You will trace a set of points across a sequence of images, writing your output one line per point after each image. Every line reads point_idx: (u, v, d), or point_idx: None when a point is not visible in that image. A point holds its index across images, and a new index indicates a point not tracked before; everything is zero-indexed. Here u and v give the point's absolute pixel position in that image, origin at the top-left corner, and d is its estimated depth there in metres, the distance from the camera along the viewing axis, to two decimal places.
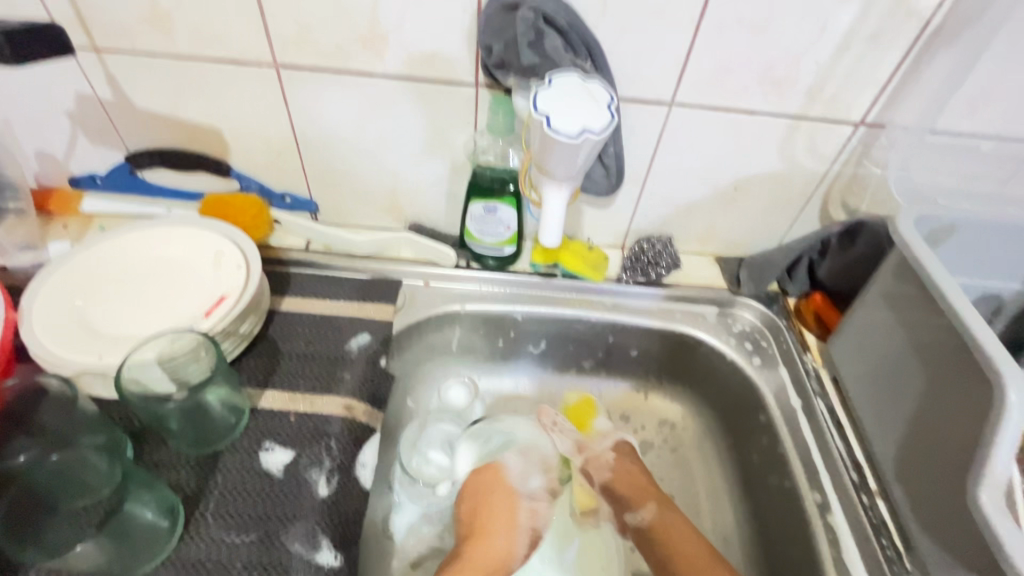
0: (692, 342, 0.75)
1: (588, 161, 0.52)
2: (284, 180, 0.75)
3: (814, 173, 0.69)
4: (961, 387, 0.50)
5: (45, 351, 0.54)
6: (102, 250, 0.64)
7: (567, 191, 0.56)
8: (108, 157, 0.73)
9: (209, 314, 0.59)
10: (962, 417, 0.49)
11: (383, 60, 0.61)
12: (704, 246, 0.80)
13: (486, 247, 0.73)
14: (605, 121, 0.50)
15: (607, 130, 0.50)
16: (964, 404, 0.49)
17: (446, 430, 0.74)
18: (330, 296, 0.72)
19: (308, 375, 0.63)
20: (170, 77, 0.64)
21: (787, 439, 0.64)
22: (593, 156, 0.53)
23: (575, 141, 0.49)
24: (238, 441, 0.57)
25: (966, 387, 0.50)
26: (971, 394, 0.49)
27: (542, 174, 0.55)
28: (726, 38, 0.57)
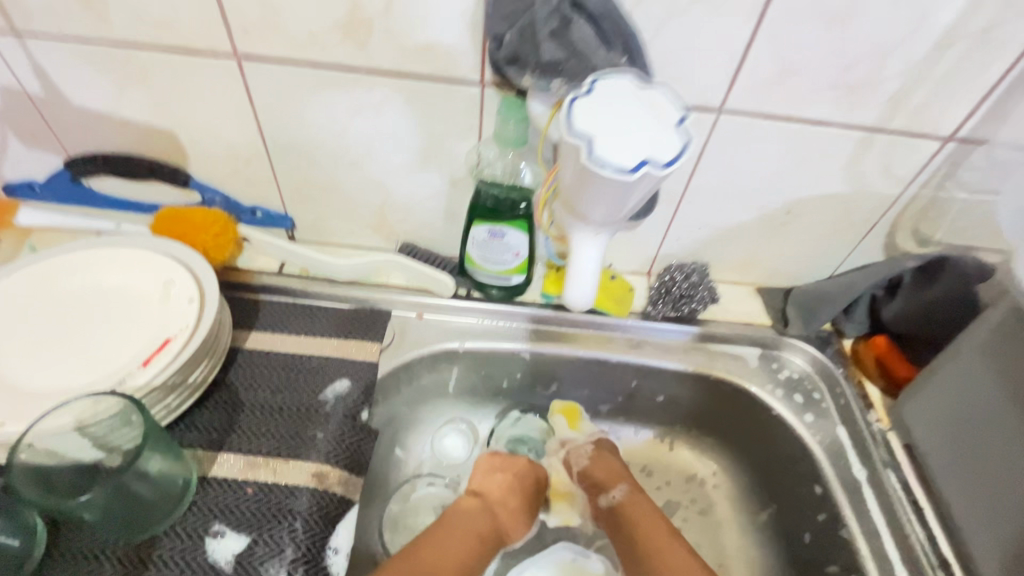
0: (730, 390, 0.64)
1: (638, 201, 0.41)
2: (254, 193, 0.64)
3: (884, 196, 0.58)
4: None
5: None
6: (25, 281, 0.53)
7: (604, 237, 0.45)
8: (46, 162, 0.62)
9: (147, 364, 0.48)
10: None
11: (367, 53, 0.49)
12: (744, 275, 0.69)
13: (490, 276, 0.61)
14: (673, 150, 0.38)
15: (675, 164, 0.38)
16: None
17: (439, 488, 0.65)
18: (304, 330, 0.61)
19: (272, 434, 0.52)
20: (110, 69, 0.52)
21: (851, 520, 0.54)
22: (645, 196, 0.41)
23: (630, 176, 0.37)
24: (181, 524, 0.46)
25: None
26: None
27: (575, 215, 0.43)
28: (797, 33, 0.45)
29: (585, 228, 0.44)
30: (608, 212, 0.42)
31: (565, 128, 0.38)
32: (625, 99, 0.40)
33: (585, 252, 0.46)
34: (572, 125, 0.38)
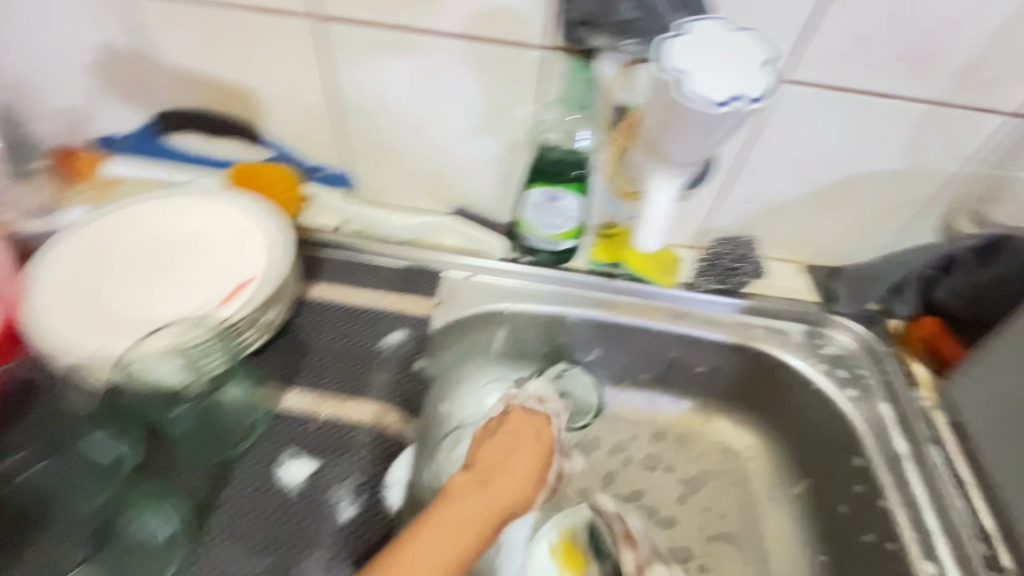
0: (772, 364, 0.65)
1: (719, 141, 0.41)
2: (320, 153, 0.67)
3: (943, 174, 0.57)
4: None
5: (55, 338, 0.48)
6: (114, 220, 0.57)
7: (679, 180, 0.45)
8: (132, 118, 0.66)
9: (228, 301, 0.52)
10: None
11: (440, 14, 0.52)
12: (791, 252, 0.69)
13: (542, 239, 0.64)
14: (761, 87, 0.38)
15: (762, 101, 0.38)
16: None
17: None
18: (362, 284, 0.64)
19: (334, 375, 0.56)
20: (200, 28, 0.56)
21: (892, 492, 0.54)
22: (726, 137, 0.41)
23: (716, 108, 0.38)
24: (253, 448, 0.50)
25: None
26: None
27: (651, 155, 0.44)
28: (868, 1, 0.46)
29: (662, 168, 0.44)
30: (689, 153, 0.42)
31: (657, 65, 0.39)
32: (717, 41, 0.40)
33: (661, 198, 0.45)
34: (666, 63, 0.39)
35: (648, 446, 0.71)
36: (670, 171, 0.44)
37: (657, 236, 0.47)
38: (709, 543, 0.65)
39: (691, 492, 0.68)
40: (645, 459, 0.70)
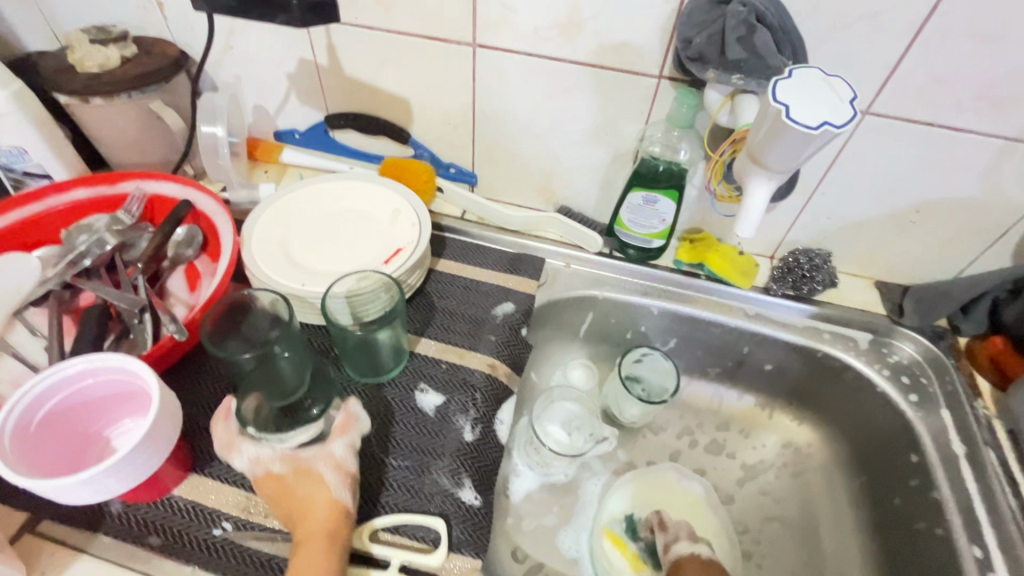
0: (837, 365, 0.71)
1: (813, 154, 0.49)
2: (453, 153, 0.81)
3: (1019, 204, 0.63)
4: None
5: (263, 276, 0.63)
6: (300, 194, 0.73)
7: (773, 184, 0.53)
8: (311, 117, 0.83)
9: (387, 262, 0.66)
10: None
11: (573, 46, 0.64)
12: (864, 269, 0.75)
13: (634, 237, 0.74)
14: (849, 116, 0.46)
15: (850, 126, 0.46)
16: None
17: (568, 409, 0.74)
18: (480, 262, 0.77)
19: (457, 331, 0.69)
20: (380, 50, 0.71)
21: (943, 484, 0.59)
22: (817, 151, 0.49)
23: (813, 131, 0.46)
24: (397, 378, 0.63)
25: None
26: None
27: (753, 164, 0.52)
28: (949, 49, 0.53)
29: (762, 173, 0.52)
30: (787, 165, 0.51)
31: (769, 97, 0.47)
32: (816, 80, 0.48)
33: (758, 197, 0.54)
34: (775, 95, 0.47)
35: (712, 432, 0.79)
36: (768, 175, 0.52)
37: (752, 230, 0.55)
38: (763, 521, 0.72)
39: (751, 476, 0.75)
40: (710, 443, 0.78)
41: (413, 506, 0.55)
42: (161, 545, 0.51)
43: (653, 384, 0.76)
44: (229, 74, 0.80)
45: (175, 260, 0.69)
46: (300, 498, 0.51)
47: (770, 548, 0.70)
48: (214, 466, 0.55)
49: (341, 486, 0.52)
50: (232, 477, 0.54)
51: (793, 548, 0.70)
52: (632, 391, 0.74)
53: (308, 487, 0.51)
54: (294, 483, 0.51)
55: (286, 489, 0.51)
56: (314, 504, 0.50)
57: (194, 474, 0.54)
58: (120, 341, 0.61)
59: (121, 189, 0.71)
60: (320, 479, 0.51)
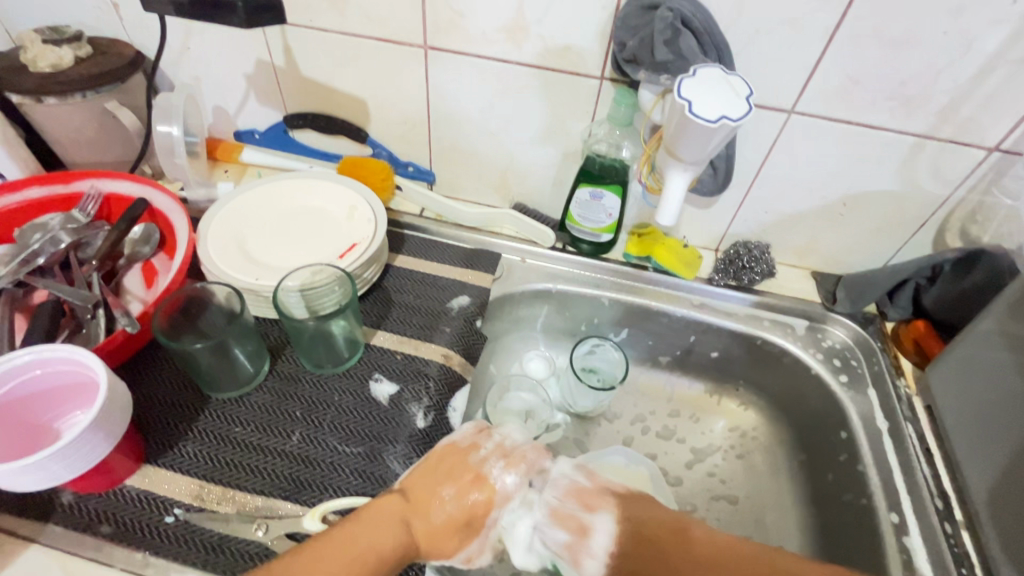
0: (776, 350, 0.75)
1: (719, 145, 0.54)
2: (411, 152, 0.84)
3: (934, 197, 0.68)
4: None
5: (217, 271, 0.64)
6: (258, 192, 0.75)
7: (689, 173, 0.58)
8: (270, 117, 0.85)
9: (343, 257, 0.68)
10: None
11: (520, 49, 0.67)
12: (802, 259, 0.80)
13: (585, 232, 0.78)
14: (745, 109, 0.51)
15: (745, 118, 0.51)
16: None
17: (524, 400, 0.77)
18: (437, 258, 0.79)
19: (412, 323, 0.71)
20: (336, 52, 0.73)
21: (868, 458, 0.64)
22: (724, 141, 0.54)
23: (713, 124, 0.50)
24: (352, 369, 0.65)
25: None
26: None
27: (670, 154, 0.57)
28: (860, 54, 0.58)
29: (678, 164, 0.57)
30: (699, 155, 0.55)
31: (673, 93, 0.51)
32: (716, 78, 0.52)
33: (675, 185, 0.58)
34: (680, 92, 0.51)
35: (664, 419, 0.82)
36: (683, 166, 0.56)
37: (672, 217, 0.59)
38: (711, 501, 0.75)
39: (700, 459, 0.78)
40: (661, 429, 0.81)
41: (365, 490, 0.56)
42: (111, 533, 0.52)
43: (608, 375, 0.79)
44: (187, 75, 0.81)
45: (133, 258, 0.70)
46: (438, 488, 0.50)
47: (716, 526, 0.73)
48: (167, 458, 0.56)
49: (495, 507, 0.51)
50: (189, 467, 0.56)
51: (737, 524, 0.73)
52: (586, 382, 0.76)
53: (454, 469, 0.51)
54: (468, 483, 0.51)
55: (448, 468, 0.51)
56: (450, 496, 0.50)
57: (148, 465, 0.55)
58: (74, 338, 0.61)
59: (77, 188, 0.72)
60: (470, 474, 0.51)
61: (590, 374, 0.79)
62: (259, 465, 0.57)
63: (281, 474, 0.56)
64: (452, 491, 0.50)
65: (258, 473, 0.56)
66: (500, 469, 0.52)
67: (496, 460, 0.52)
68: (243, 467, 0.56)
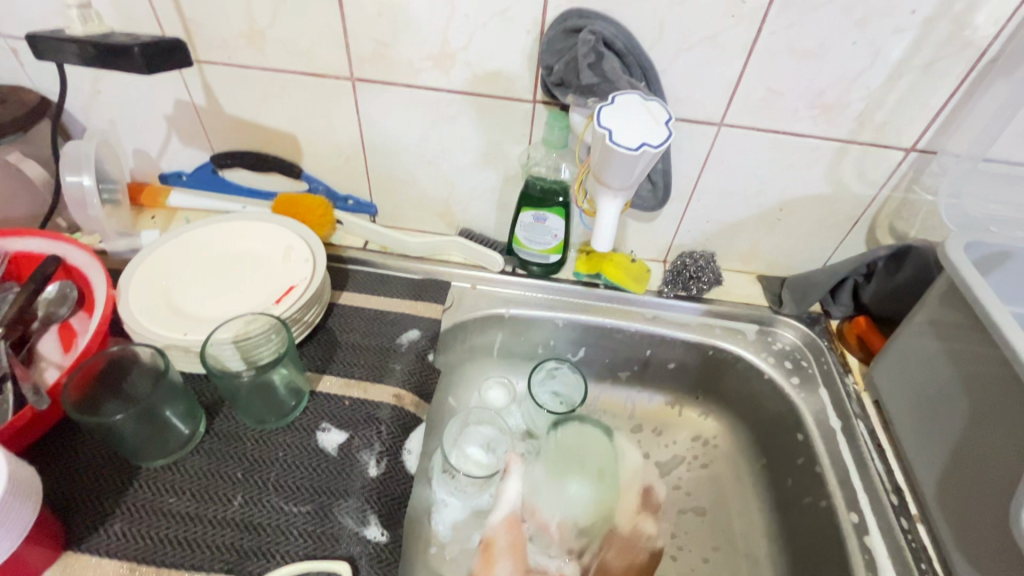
0: (729, 357, 0.76)
1: (644, 171, 0.53)
2: (350, 184, 0.81)
3: (862, 197, 0.70)
4: (1001, 434, 0.51)
5: (140, 329, 0.59)
6: (185, 239, 0.71)
7: (621, 200, 0.57)
8: (197, 158, 0.80)
9: (279, 301, 0.64)
10: (999, 459, 0.51)
11: (449, 76, 0.66)
12: (747, 264, 0.81)
13: (532, 254, 0.77)
14: (665, 136, 0.51)
15: (665, 145, 0.51)
16: (1006, 452, 0.50)
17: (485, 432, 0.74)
18: (384, 291, 0.76)
19: (361, 364, 0.67)
20: (259, 88, 0.70)
21: (824, 459, 0.65)
22: (648, 168, 0.54)
23: (633, 153, 0.50)
24: (298, 419, 0.61)
25: (1005, 433, 0.51)
26: (1010, 440, 0.50)
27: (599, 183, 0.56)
28: (777, 67, 0.59)
29: (608, 192, 0.56)
30: (626, 182, 0.55)
31: (594, 123, 0.52)
32: (635, 104, 0.53)
33: (607, 212, 0.58)
34: (599, 121, 0.51)
35: (628, 436, 0.81)
36: (613, 193, 0.56)
37: (607, 243, 0.59)
38: (678, 515, 0.74)
39: (666, 474, 0.78)
40: (626, 446, 0.80)
41: (316, 552, 0.53)
42: None
43: (572, 397, 0.77)
44: (101, 119, 0.76)
45: (48, 320, 0.64)
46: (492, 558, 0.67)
47: (686, 540, 0.73)
48: (91, 541, 0.51)
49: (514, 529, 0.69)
50: (117, 549, 0.51)
51: (706, 537, 0.73)
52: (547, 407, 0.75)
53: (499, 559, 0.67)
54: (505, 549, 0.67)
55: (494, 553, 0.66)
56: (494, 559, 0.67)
57: (70, 552, 0.50)
58: None
59: None
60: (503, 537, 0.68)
61: (556, 398, 0.77)
62: (197, 538, 0.52)
63: (222, 545, 0.52)
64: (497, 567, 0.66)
65: (196, 546, 0.52)
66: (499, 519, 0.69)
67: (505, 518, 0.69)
68: (180, 542, 0.52)
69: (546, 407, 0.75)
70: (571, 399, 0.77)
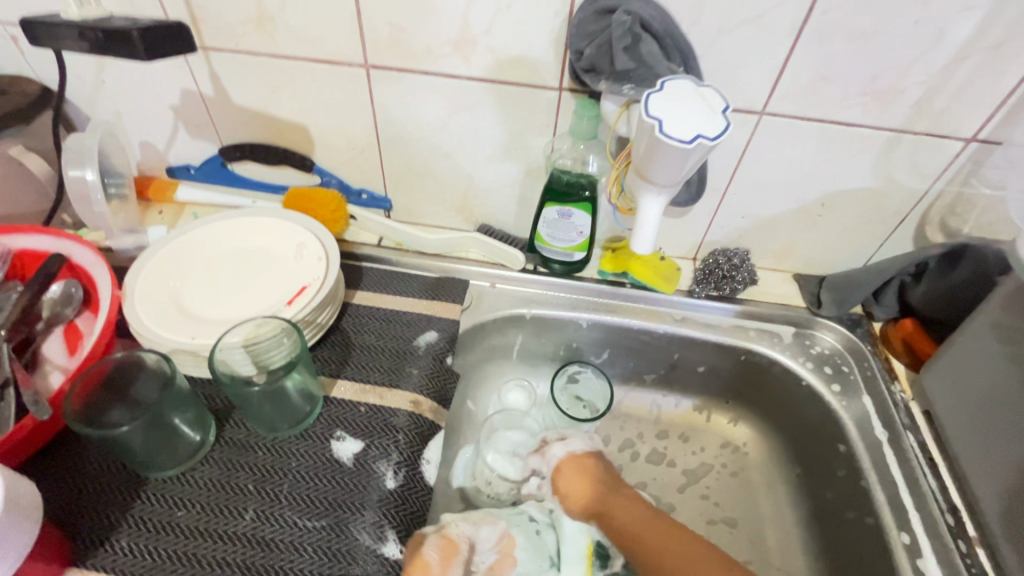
0: (764, 361, 0.72)
1: (696, 166, 0.49)
2: (363, 178, 0.77)
3: (913, 191, 0.65)
4: None
5: (147, 333, 0.56)
6: (194, 235, 0.68)
7: (666, 198, 0.53)
8: (205, 150, 0.77)
9: (291, 303, 0.61)
10: None
11: (469, 63, 0.62)
12: (782, 262, 0.77)
13: (555, 252, 0.73)
14: (721, 128, 0.47)
15: (723, 137, 0.46)
16: None
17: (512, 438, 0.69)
18: (399, 290, 0.73)
19: (377, 368, 0.64)
20: (269, 77, 0.67)
21: (871, 473, 0.61)
22: (701, 163, 0.49)
23: (687, 146, 0.46)
24: (312, 427, 0.59)
25: None
26: None
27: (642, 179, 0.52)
28: (829, 49, 0.54)
29: (652, 188, 0.52)
30: (673, 179, 0.50)
31: (642, 112, 0.47)
32: (687, 91, 0.49)
33: (650, 212, 0.54)
34: (649, 110, 0.47)
35: (653, 443, 0.77)
36: (658, 191, 0.52)
37: (649, 243, 0.55)
38: (708, 526, 0.71)
39: (693, 482, 0.74)
40: (651, 453, 0.76)
41: (332, 571, 0.50)
42: None
43: (596, 403, 0.74)
44: (107, 109, 0.73)
45: (52, 321, 0.61)
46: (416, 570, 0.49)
47: None
48: (97, 557, 0.49)
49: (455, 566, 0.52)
50: (123, 567, 0.48)
51: (736, 550, 0.69)
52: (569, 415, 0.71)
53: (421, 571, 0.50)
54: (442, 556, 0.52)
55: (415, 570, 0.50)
56: (437, 568, 0.51)
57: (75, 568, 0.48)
58: None
59: None
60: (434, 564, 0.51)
61: (577, 401, 0.74)
62: (207, 554, 0.50)
63: (234, 562, 0.50)
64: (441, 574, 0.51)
65: (206, 564, 0.49)
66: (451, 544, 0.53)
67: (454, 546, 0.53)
68: (188, 559, 0.49)
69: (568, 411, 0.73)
70: (594, 404, 0.74)
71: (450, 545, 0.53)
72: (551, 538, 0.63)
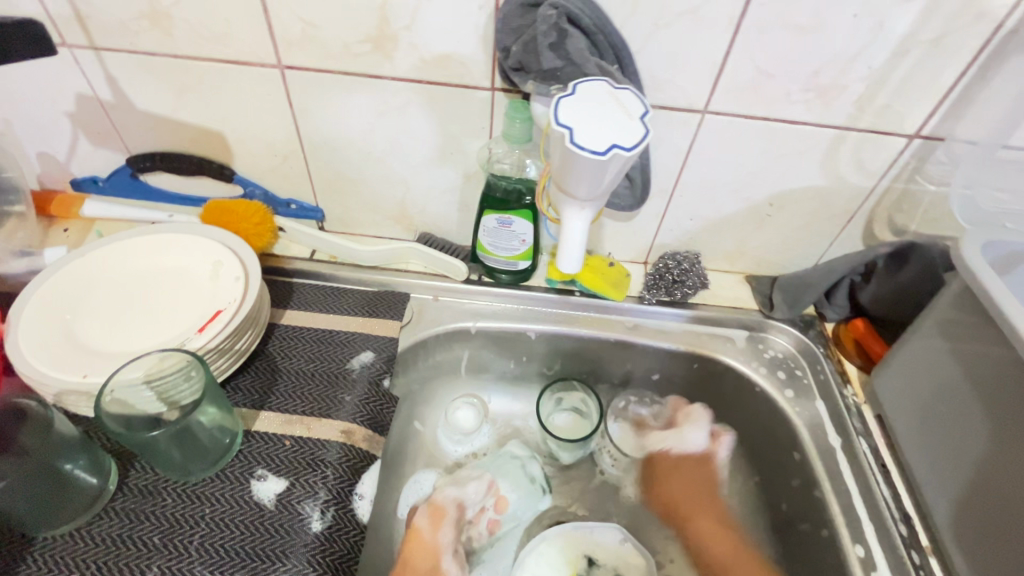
0: (718, 368, 0.70)
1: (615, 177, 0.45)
2: (291, 187, 0.72)
3: (859, 189, 0.63)
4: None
5: (34, 373, 0.50)
6: (91, 257, 0.61)
7: (589, 211, 0.50)
8: (112, 161, 0.70)
9: (202, 330, 0.55)
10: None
11: (393, 62, 0.57)
12: (734, 264, 0.74)
13: (499, 261, 0.68)
14: (637, 135, 0.44)
15: (638, 146, 0.43)
16: None
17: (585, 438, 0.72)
18: (332, 308, 0.67)
19: (305, 397, 0.59)
20: (174, 79, 0.60)
21: (825, 483, 0.59)
22: (620, 173, 0.46)
23: (599, 158, 0.43)
24: (230, 466, 0.53)
25: None
26: None
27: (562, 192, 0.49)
28: (768, 43, 0.52)
29: (573, 203, 0.49)
30: (593, 192, 0.47)
31: (552, 120, 0.44)
32: (604, 95, 0.45)
33: (574, 226, 0.51)
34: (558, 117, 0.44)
35: None
36: (578, 204, 0.49)
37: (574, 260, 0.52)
38: (665, 542, 0.69)
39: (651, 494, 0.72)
40: None
41: None
42: None
43: (574, 397, 0.74)
44: None
45: None
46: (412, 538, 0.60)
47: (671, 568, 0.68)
48: None
49: (442, 529, 0.63)
50: None
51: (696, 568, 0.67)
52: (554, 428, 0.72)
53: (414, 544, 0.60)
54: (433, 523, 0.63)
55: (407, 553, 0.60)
56: (428, 532, 0.62)
57: None
58: None
59: None
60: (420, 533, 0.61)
61: (580, 417, 0.73)
62: None
63: None
64: (433, 538, 0.62)
65: None
66: (442, 509, 0.64)
67: (440, 512, 0.64)
68: None
69: (589, 416, 0.73)
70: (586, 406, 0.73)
71: (438, 512, 0.63)
72: (534, 467, 0.71)
